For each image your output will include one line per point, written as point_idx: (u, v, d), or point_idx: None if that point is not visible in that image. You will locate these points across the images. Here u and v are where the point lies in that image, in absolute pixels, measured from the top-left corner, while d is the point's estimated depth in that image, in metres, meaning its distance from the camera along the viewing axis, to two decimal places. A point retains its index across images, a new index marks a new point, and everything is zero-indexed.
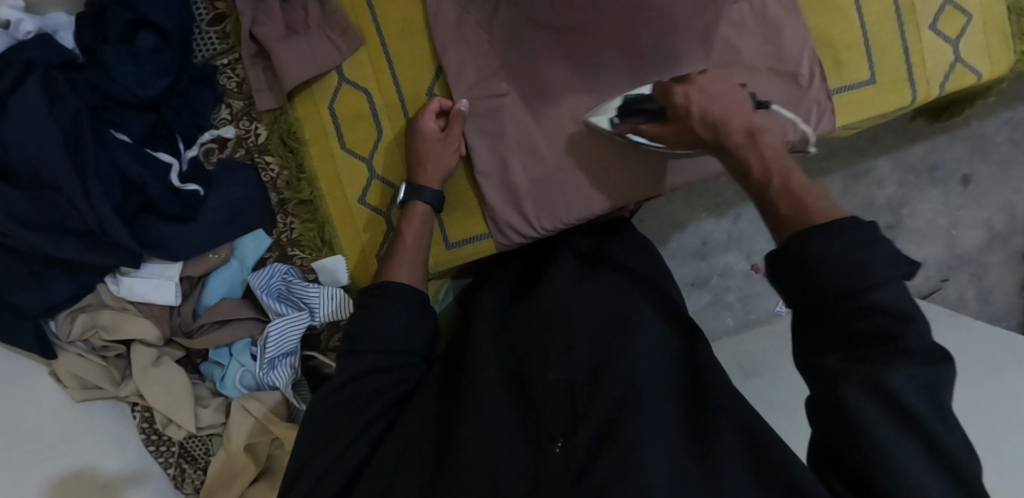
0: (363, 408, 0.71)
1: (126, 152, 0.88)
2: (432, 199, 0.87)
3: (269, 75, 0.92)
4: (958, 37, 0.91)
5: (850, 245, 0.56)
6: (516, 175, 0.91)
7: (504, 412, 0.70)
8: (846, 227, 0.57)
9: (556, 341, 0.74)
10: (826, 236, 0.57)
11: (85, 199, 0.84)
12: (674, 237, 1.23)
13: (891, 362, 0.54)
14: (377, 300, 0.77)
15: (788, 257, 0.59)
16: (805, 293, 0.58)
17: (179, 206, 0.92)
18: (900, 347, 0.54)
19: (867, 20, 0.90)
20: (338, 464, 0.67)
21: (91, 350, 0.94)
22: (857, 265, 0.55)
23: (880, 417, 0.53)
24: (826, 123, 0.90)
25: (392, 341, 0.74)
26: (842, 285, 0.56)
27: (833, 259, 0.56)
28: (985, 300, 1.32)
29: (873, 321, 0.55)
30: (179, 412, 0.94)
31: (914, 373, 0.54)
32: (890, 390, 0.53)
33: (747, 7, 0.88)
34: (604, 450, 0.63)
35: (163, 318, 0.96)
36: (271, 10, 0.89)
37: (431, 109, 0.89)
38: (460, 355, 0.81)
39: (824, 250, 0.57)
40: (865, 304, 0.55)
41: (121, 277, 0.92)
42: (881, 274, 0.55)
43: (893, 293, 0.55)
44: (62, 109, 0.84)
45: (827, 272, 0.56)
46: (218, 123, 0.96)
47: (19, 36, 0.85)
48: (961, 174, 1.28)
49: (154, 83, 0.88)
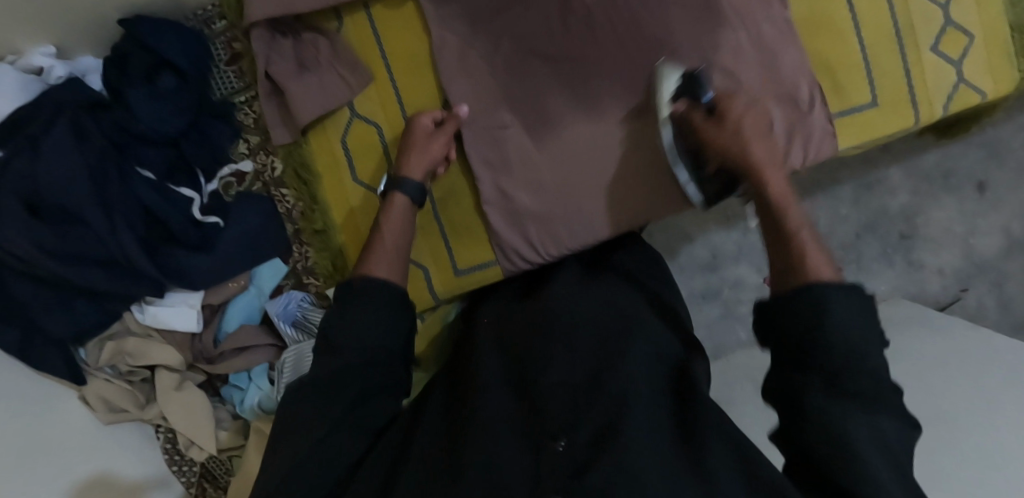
0: (347, 391, 0.68)
1: (148, 187, 0.92)
2: (411, 191, 0.85)
3: (283, 111, 0.96)
4: (960, 57, 0.91)
5: (857, 310, 0.60)
6: (521, 203, 0.93)
7: (505, 413, 0.70)
8: (859, 297, 0.60)
9: (556, 345, 0.75)
10: (837, 291, 0.60)
11: (111, 232, 0.88)
12: (683, 249, 1.25)
13: (853, 402, 0.58)
14: (355, 298, 0.73)
15: (807, 305, 0.61)
16: (785, 339, 0.62)
17: (197, 235, 0.95)
18: (863, 396, 0.58)
19: (867, 43, 0.90)
20: (323, 449, 0.66)
21: (118, 375, 0.98)
22: (862, 333, 0.59)
23: (872, 447, 0.56)
24: (826, 148, 0.91)
25: (382, 340, 0.71)
26: (841, 348, 0.58)
27: (837, 321, 0.59)
28: (1006, 308, 1.30)
29: (860, 381, 0.58)
30: (202, 435, 0.98)
31: (867, 414, 0.57)
32: (856, 426, 0.56)
33: (744, 34, 0.88)
34: (604, 449, 0.62)
35: (185, 344, 1.00)
36: (284, 48, 0.94)
37: (429, 114, 0.91)
38: (461, 367, 0.82)
39: (836, 300, 0.60)
40: (856, 369, 0.58)
41: (146, 305, 0.96)
42: (866, 342, 0.59)
43: (877, 364, 0.59)
44: (89, 148, 0.88)
45: (830, 328, 0.59)
46: (236, 158, 1.01)
47: (50, 81, 0.91)
48: (976, 180, 1.28)
49: (174, 121, 0.92)
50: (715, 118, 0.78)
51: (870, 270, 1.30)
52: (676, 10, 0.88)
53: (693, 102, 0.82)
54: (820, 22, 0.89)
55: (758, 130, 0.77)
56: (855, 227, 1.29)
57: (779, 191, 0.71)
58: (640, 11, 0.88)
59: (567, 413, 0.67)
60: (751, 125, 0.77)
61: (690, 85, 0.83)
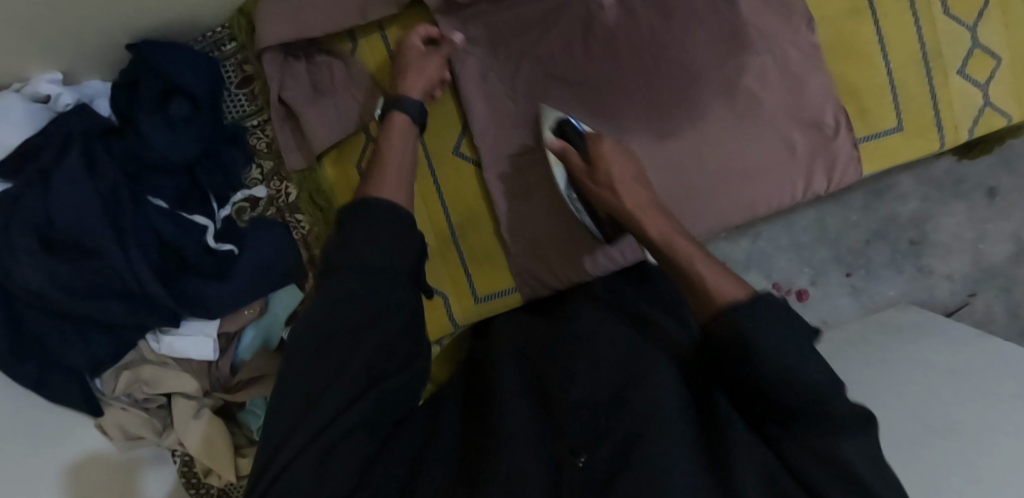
0: (354, 361, 0.63)
1: (161, 215, 0.91)
2: (411, 110, 0.83)
3: (298, 136, 0.94)
4: (987, 81, 0.90)
5: (760, 323, 0.62)
6: (543, 231, 0.93)
7: (524, 429, 0.67)
8: (771, 312, 0.63)
9: (577, 366, 0.73)
10: (746, 314, 0.63)
11: (126, 262, 0.87)
12: None
13: (838, 430, 0.58)
14: (359, 217, 0.70)
15: (722, 336, 0.64)
16: (729, 368, 0.64)
17: (213, 264, 0.93)
18: (811, 409, 0.59)
19: (894, 67, 0.89)
20: (331, 427, 0.60)
21: (134, 403, 0.96)
22: (792, 350, 0.61)
23: (854, 466, 0.56)
24: (850, 173, 0.91)
25: (382, 281, 0.67)
26: (773, 362, 0.60)
27: (763, 340, 0.61)
28: (1015, 314, 1.29)
29: (805, 395, 0.59)
30: (220, 462, 0.97)
31: (857, 440, 0.57)
32: (847, 460, 0.56)
33: (769, 58, 0.86)
34: (626, 461, 0.59)
35: (202, 371, 0.98)
36: (298, 72, 0.92)
37: (418, 34, 0.87)
38: (481, 392, 0.80)
39: (751, 321, 0.62)
40: (799, 382, 0.59)
41: (161, 335, 0.94)
42: (800, 345, 0.61)
43: (821, 371, 0.60)
44: (101, 180, 0.87)
45: (756, 347, 0.61)
46: (249, 183, 0.99)
47: (58, 108, 0.89)
48: (987, 186, 1.28)
49: (187, 149, 0.91)
50: (589, 168, 0.82)
51: (880, 277, 1.30)
52: (701, 31, 0.85)
53: (572, 142, 0.85)
54: (845, 45, 0.88)
55: (631, 176, 0.81)
56: (864, 234, 1.29)
57: (654, 235, 0.77)
58: (662, 32, 0.86)
59: (590, 430, 0.65)
60: (619, 173, 0.80)
61: (564, 124, 0.87)
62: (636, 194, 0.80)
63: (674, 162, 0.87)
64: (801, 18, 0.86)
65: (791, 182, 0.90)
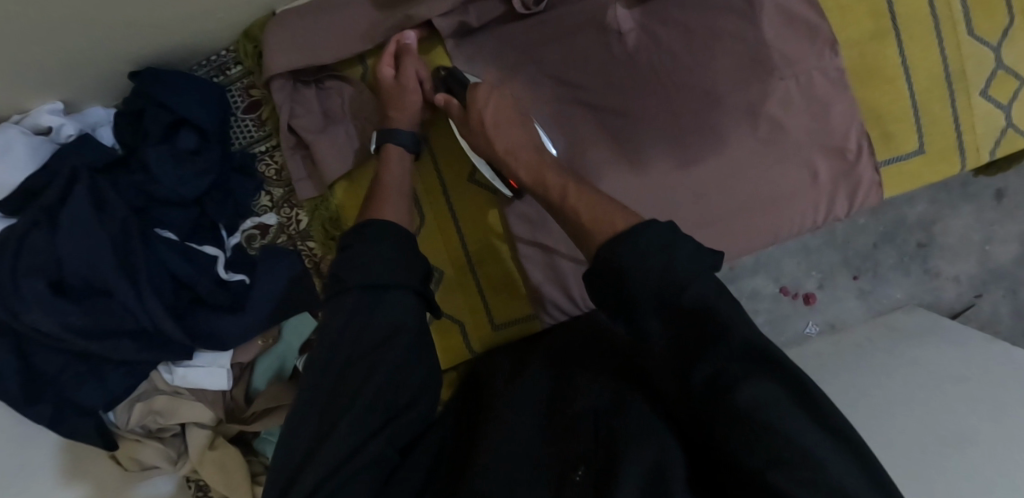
0: (354, 377, 0.64)
1: (172, 250, 0.90)
2: (405, 141, 0.84)
3: (309, 164, 0.93)
4: (1010, 101, 0.88)
5: (648, 251, 0.58)
6: (562, 256, 0.89)
7: (531, 435, 0.65)
8: (648, 231, 0.59)
9: (577, 375, 0.71)
10: (628, 244, 0.59)
11: (139, 301, 0.86)
12: None
13: (745, 375, 0.53)
14: (364, 241, 0.70)
15: (602, 272, 0.60)
16: (611, 303, 0.60)
17: (228, 297, 0.93)
18: (710, 334, 0.54)
19: (917, 89, 0.87)
20: (361, 454, 0.60)
21: (148, 433, 0.95)
22: (670, 269, 0.57)
23: (767, 402, 0.51)
24: (871, 197, 0.90)
25: (386, 314, 0.66)
26: (655, 287, 0.57)
27: (640, 269, 0.57)
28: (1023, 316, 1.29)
29: (696, 315, 0.55)
30: (237, 491, 0.95)
31: (760, 383, 0.52)
32: (756, 412, 0.51)
33: (793, 83, 0.84)
34: (613, 467, 0.57)
35: (217, 400, 0.96)
36: (308, 99, 0.90)
37: (388, 54, 0.86)
38: (476, 399, 0.79)
39: (630, 251, 0.58)
40: (681, 303, 0.56)
41: (174, 366, 0.93)
42: (689, 270, 0.57)
43: (709, 287, 0.56)
44: (111, 217, 0.86)
45: (631, 276, 0.58)
46: (259, 210, 0.98)
47: (60, 140, 0.87)
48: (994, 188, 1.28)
49: (196, 182, 0.90)
50: (465, 112, 0.83)
51: (887, 279, 1.29)
52: (722, 56, 0.84)
53: (454, 95, 0.85)
54: (869, 70, 0.87)
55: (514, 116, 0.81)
56: (872, 237, 1.28)
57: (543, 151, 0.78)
58: (681, 57, 0.84)
59: (589, 441, 0.62)
60: (493, 114, 0.80)
61: (451, 78, 0.86)
62: (509, 134, 0.79)
63: (694, 191, 0.86)
64: (825, 43, 0.85)
65: (811, 208, 0.88)
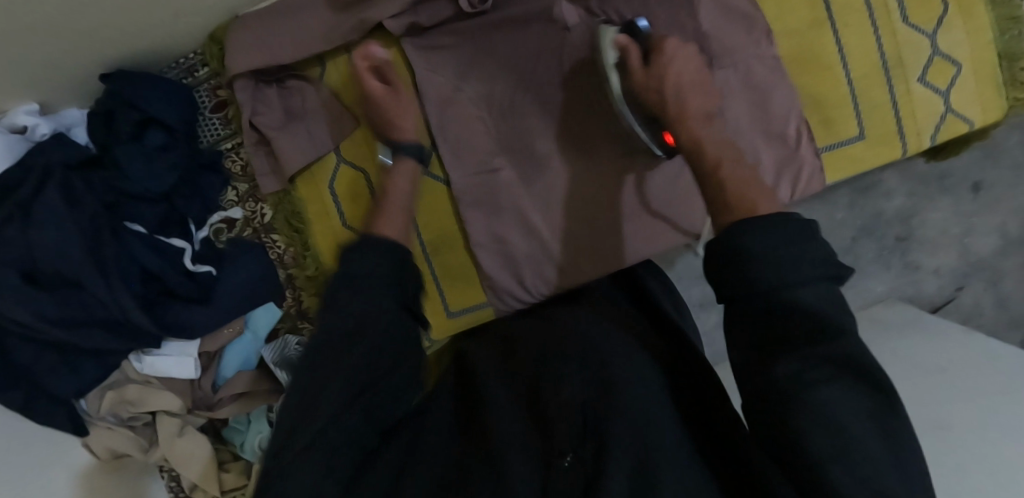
0: (331, 376, 0.57)
1: (140, 244, 0.94)
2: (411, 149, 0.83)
3: (271, 160, 0.97)
4: (948, 87, 0.90)
5: (778, 243, 0.53)
6: (514, 243, 0.95)
7: (522, 434, 0.64)
8: (779, 223, 0.54)
9: (568, 364, 0.70)
10: (756, 232, 0.54)
11: (108, 290, 0.90)
12: (681, 258, 1.20)
13: (823, 378, 0.50)
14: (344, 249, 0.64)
15: (722, 258, 0.55)
16: (721, 285, 0.56)
17: (197, 288, 0.97)
18: (795, 336, 0.51)
19: (855, 77, 0.90)
20: (338, 426, 0.55)
21: (120, 422, 0.99)
22: (788, 264, 0.52)
23: (843, 407, 0.49)
24: (815, 182, 0.92)
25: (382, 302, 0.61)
26: (772, 284, 0.52)
27: (762, 258, 0.53)
28: (1004, 306, 1.32)
29: (800, 320, 0.51)
30: (206, 477, 1.00)
31: (839, 386, 0.50)
32: (826, 415, 0.49)
33: (732, 72, 0.87)
34: (602, 455, 0.57)
35: (185, 390, 1.00)
36: (270, 98, 0.94)
37: (364, 71, 0.85)
38: (470, 384, 0.76)
39: (757, 240, 0.54)
40: (792, 303, 0.52)
41: (144, 356, 0.97)
42: (804, 274, 0.52)
43: (821, 290, 0.52)
44: (81, 213, 0.90)
45: (755, 265, 0.53)
46: (225, 205, 1.03)
47: (35, 138, 0.92)
48: (972, 181, 1.27)
49: (166, 176, 0.95)
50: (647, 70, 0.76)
51: (868, 273, 1.29)
52: None
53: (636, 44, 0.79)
54: (806, 58, 0.89)
55: (699, 78, 0.75)
56: (851, 230, 1.27)
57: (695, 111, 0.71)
58: None
59: (576, 427, 0.61)
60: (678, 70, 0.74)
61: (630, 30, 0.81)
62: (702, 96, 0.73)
63: None
64: (762, 33, 0.87)
65: None
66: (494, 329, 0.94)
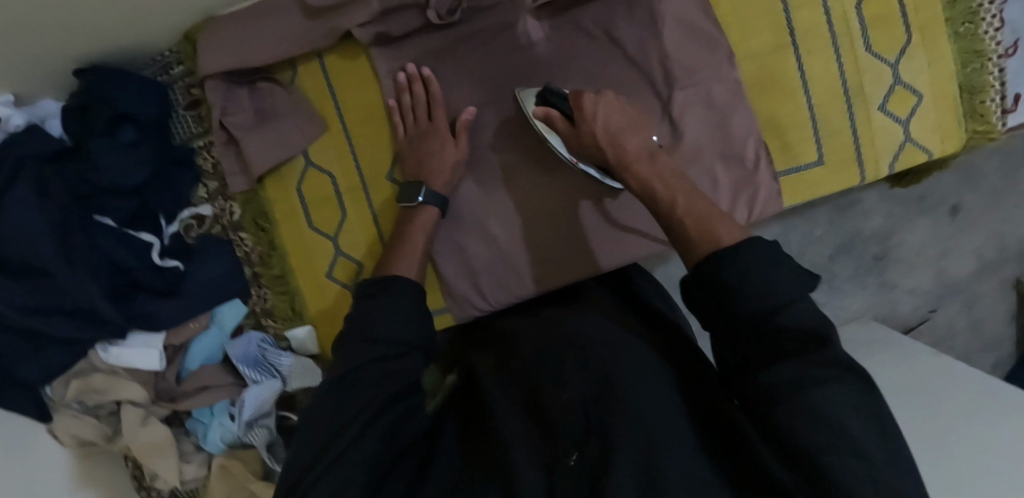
0: (359, 398, 0.66)
1: (108, 236, 0.95)
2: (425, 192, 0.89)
3: (241, 160, 0.98)
4: (908, 116, 0.91)
5: (763, 267, 0.59)
6: (472, 253, 0.96)
7: (523, 432, 0.65)
8: (760, 246, 0.60)
9: (566, 363, 0.70)
10: (740, 257, 0.60)
11: (72, 280, 0.91)
12: (658, 268, 1.21)
13: (821, 381, 0.54)
14: (379, 297, 0.75)
15: (712, 282, 0.61)
16: (722, 299, 0.60)
17: (163, 281, 0.99)
18: (783, 349, 0.56)
19: (815, 102, 0.91)
20: (355, 450, 0.62)
21: (85, 410, 1.01)
22: (772, 285, 0.58)
23: (844, 407, 0.53)
24: (773, 205, 0.92)
25: (404, 331, 0.72)
26: (761, 308, 0.58)
27: (750, 277, 0.58)
28: (978, 329, 1.33)
29: (789, 338, 0.56)
30: (167, 468, 1.02)
31: (839, 388, 0.53)
32: (828, 414, 0.52)
33: (692, 94, 0.89)
34: (608, 452, 0.56)
35: (150, 381, 1.02)
36: (240, 99, 0.96)
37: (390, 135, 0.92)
38: (473, 394, 0.79)
39: (743, 265, 0.59)
40: (781, 324, 0.57)
41: (110, 346, 0.99)
42: (789, 292, 0.58)
43: (809, 309, 0.57)
44: (51, 203, 0.91)
45: (743, 288, 0.58)
46: (196, 202, 1.04)
47: (9, 128, 0.94)
48: (949, 204, 1.27)
49: (136, 173, 0.96)
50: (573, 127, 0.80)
51: (842, 291, 1.29)
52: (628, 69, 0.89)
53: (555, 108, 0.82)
54: (768, 82, 0.90)
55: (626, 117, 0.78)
56: (828, 249, 1.27)
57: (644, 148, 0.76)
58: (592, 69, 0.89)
59: (578, 420, 0.61)
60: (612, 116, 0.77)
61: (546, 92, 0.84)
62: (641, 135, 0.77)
63: None
64: (724, 56, 0.89)
65: None
66: (493, 331, 0.95)
